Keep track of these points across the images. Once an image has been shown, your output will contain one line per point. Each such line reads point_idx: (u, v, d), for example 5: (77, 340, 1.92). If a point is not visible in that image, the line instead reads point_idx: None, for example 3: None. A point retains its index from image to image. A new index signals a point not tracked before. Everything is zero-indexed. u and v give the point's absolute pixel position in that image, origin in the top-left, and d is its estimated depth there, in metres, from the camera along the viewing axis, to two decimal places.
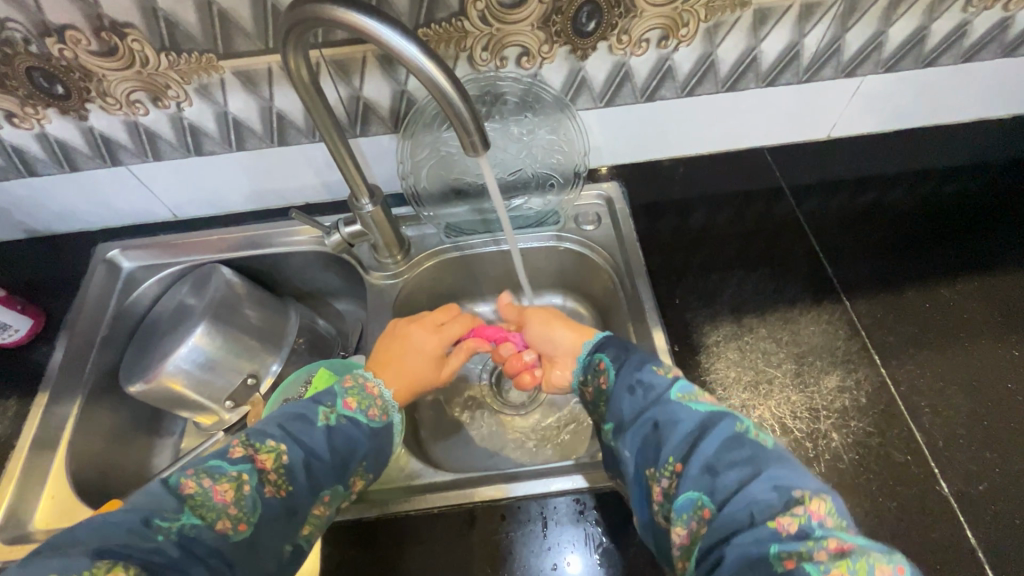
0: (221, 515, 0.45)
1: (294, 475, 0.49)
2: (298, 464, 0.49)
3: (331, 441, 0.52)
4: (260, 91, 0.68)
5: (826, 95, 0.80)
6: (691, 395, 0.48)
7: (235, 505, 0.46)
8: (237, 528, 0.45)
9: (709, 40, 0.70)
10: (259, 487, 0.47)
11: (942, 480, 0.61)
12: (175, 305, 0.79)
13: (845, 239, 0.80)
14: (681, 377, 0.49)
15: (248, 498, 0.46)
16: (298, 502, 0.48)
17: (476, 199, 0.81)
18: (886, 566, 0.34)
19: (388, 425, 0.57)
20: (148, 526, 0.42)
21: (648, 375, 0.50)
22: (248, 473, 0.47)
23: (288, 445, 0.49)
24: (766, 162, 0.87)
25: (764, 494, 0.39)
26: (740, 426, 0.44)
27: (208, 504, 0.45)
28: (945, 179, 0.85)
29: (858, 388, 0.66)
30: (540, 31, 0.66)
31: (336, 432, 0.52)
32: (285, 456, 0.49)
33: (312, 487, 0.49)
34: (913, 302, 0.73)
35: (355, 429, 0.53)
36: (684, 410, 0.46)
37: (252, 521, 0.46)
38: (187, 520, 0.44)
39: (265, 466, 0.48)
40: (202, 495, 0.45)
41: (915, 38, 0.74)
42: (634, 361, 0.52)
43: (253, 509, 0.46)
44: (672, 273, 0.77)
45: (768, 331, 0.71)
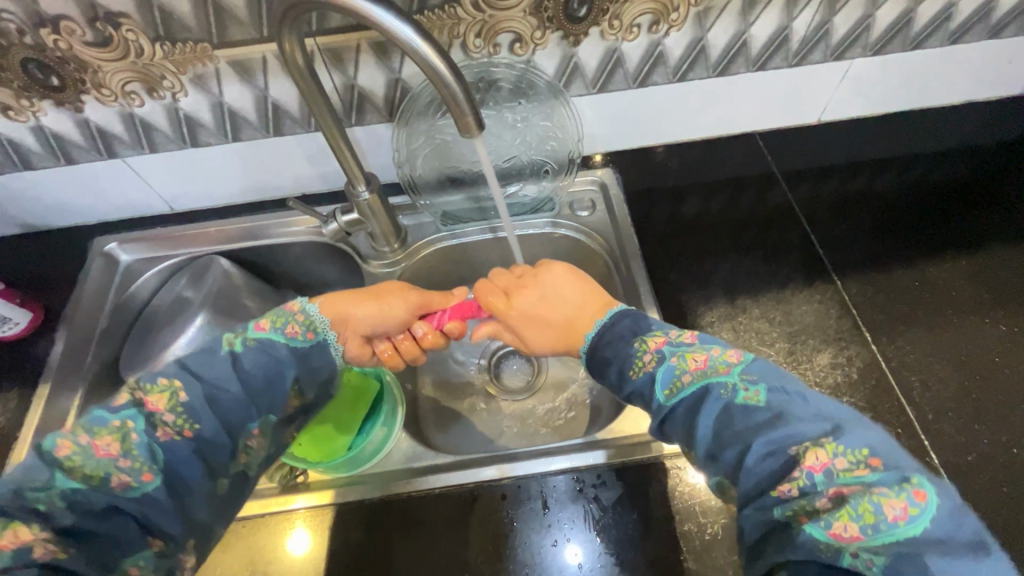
0: (114, 470, 0.42)
1: (194, 411, 0.45)
2: (199, 401, 0.46)
3: (239, 367, 0.48)
4: (255, 80, 0.68)
5: (816, 78, 0.81)
6: (673, 384, 0.46)
7: (125, 456, 0.43)
8: (137, 477, 0.43)
9: (699, 24, 0.71)
10: (150, 431, 0.44)
11: (933, 452, 0.62)
12: (172, 297, 0.81)
13: (837, 223, 0.81)
14: (657, 368, 0.48)
15: (139, 446, 0.43)
16: (209, 437, 0.46)
17: (472, 187, 0.82)
18: (893, 499, 0.35)
19: (315, 344, 0.53)
20: (23, 493, 0.40)
21: (630, 383, 0.49)
22: (133, 420, 0.44)
23: (184, 381, 0.46)
24: (758, 148, 0.89)
25: (764, 465, 0.40)
26: (727, 394, 0.44)
27: (93, 461, 0.42)
28: (933, 161, 0.86)
29: (850, 364, 0.68)
30: (533, 16, 0.67)
31: (240, 362, 0.48)
32: (181, 395, 0.46)
33: (222, 421, 0.46)
34: (903, 280, 0.75)
35: (270, 354, 0.50)
36: (672, 408, 0.46)
37: (157, 469, 0.43)
38: (64, 484, 0.41)
39: (157, 409, 0.45)
40: (82, 452, 0.42)
41: (902, 21, 0.75)
42: (616, 364, 0.51)
43: (151, 456, 0.44)
44: (667, 258, 0.78)
45: (762, 311, 0.72)
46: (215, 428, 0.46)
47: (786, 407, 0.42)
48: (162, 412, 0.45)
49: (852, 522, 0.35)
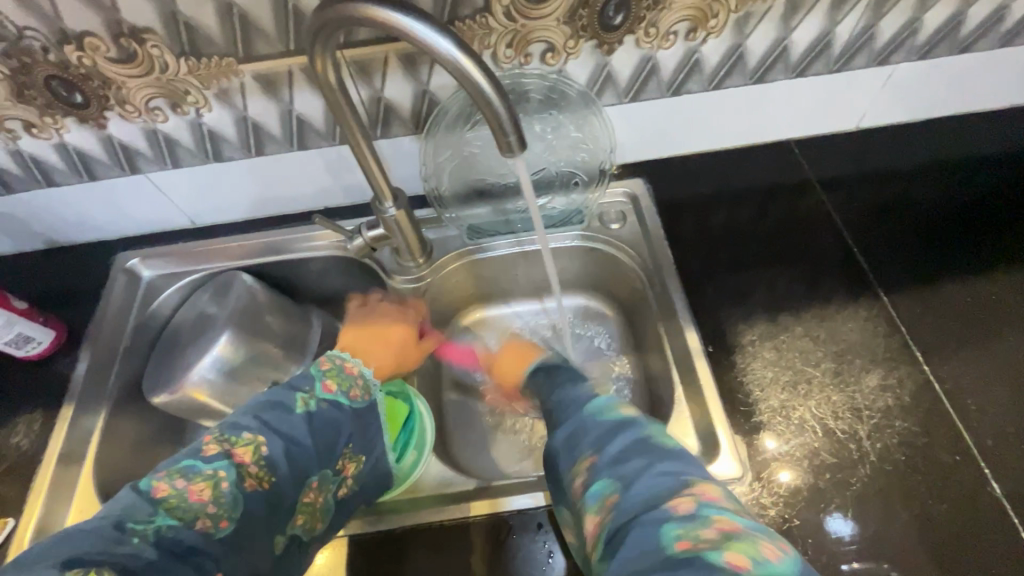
0: (203, 512, 0.44)
1: (275, 465, 0.48)
2: (278, 454, 0.48)
3: (313, 426, 0.52)
4: (281, 95, 0.67)
5: (857, 84, 0.78)
6: (609, 405, 0.50)
7: (213, 503, 0.45)
8: (218, 525, 0.44)
9: (738, 31, 0.68)
10: (238, 482, 0.46)
11: (994, 481, 0.59)
12: (195, 313, 0.79)
13: (879, 234, 0.77)
14: (607, 395, 0.52)
15: (228, 495, 0.45)
16: (280, 492, 0.48)
17: (499, 200, 0.80)
18: (768, 543, 0.35)
19: (371, 406, 0.57)
20: (123, 530, 0.41)
21: (578, 393, 0.53)
22: (225, 469, 0.46)
23: (267, 437, 0.49)
24: (794, 155, 0.85)
25: (662, 478, 0.41)
26: (649, 428, 0.47)
27: (185, 504, 0.44)
28: (982, 168, 0.83)
29: (901, 387, 0.64)
30: (566, 25, 0.64)
31: (315, 421, 0.52)
32: (264, 449, 0.48)
33: (293, 474, 0.49)
34: (955, 296, 0.71)
35: (344, 418, 0.54)
36: (601, 417, 0.48)
37: (235, 518, 0.45)
38: (162, 522, 0.43)
39: (245, 461, 0.47)
40: (178, 494, 0.44)
41: (950, 24, 0.72)
42: (574, 381, 0.57)
43: (234, 505, 0.45)
44: (702, 271, 0.76)
45: (804, 330, 0.69)
46: (288, 486, 0.49)
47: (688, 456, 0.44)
48: (248, 464, 0.47)
49: (720, 537, 0.35)
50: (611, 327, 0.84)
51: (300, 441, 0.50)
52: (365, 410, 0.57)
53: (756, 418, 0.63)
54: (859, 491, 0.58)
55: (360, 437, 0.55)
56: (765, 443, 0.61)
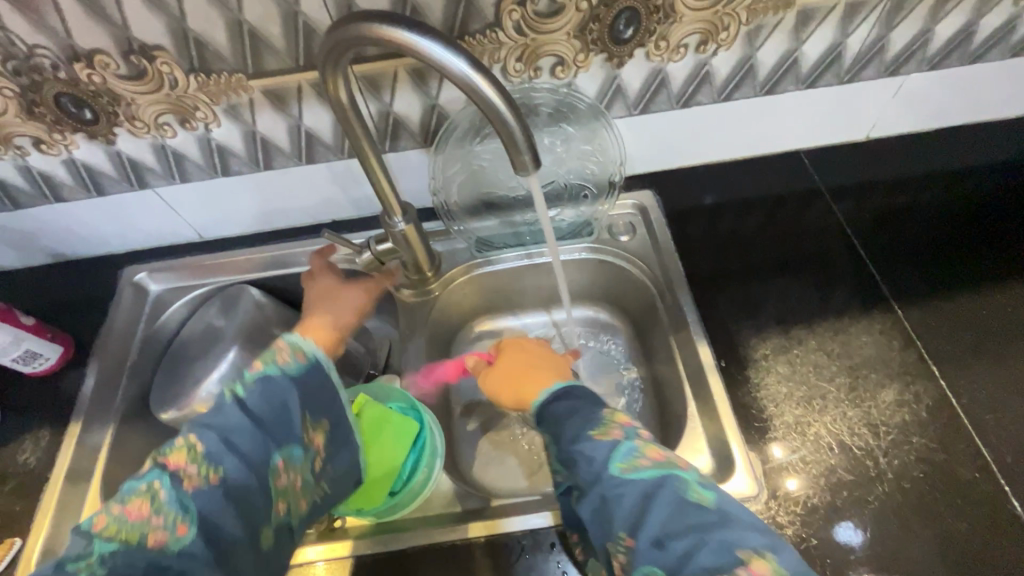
0: (148, 527, 0.41)
1: (217, 457, 0.44)
2: (215, 446, 0.44)
3: (248, 410, 0.46)
4: (289, 109, 0.66)
5: (867, 94, 0.77)
6: (631, 462, 0.45)
7: (157, 514, 0.42)
8: (173, 532, 0.41)
9: (749, 43, 0.67)
10: (178, 486, 0.43)
11: (1015, 499, 0.58)
12: (202, 327, 0.79)
13: (892, 245, 0.77)
14: (622, 440, 0.46)
15: (170, 501, 0.42)
16: (235, 482, 0.44)
17: (507, 212, 0.80)
18: None
19: (310, 368, 0.50)
20: (67, 569, 0.39)
21: (586, 441, 0.47)
22: (159, 479, 0.43)
23: (198, 434, 0.45)
24: (804, 165, 0.84)
25: (709, 559, 0.38)
26: (680, 488, 0.42)
27: (128, 525, 0.41)
28: (994, 178, 0.82)
29: (918, 402, 0.63)
30: (577, 39, 0.63)
31: (250, 401, 0.47)
32: (198, 445, 0.44)
33: (243, 461, 0.45)
34: (969, 308, 0.70)
35: (280, 384, 0.48)
36: (626, 482, 0.44)
37: (190, 520, 0.42)
38: (105, 549, 0.40)
39: (180, 464, 0.44)
40: (117, 519, 0.41)
41: (962, 35, 0.71)
42: (578, 418, 0.49)
43: (183, 507, 0.42)
44: (713, 284, 0.75)
45: (818, 343, 0.68)
46: (243, 474, 0.45)
47: (728, 512, 0.41)
48: (186, 467, 0.44)
49: None
50: (620, 339, 0.83)
51: (240, 428, 0.46)
52: (305, 373, 0.50)
53: (770, 434, 0.62)
54: (876, 509, 0.57)
55: (314, 403, 0.50)
56: (773, 454, 0.61)
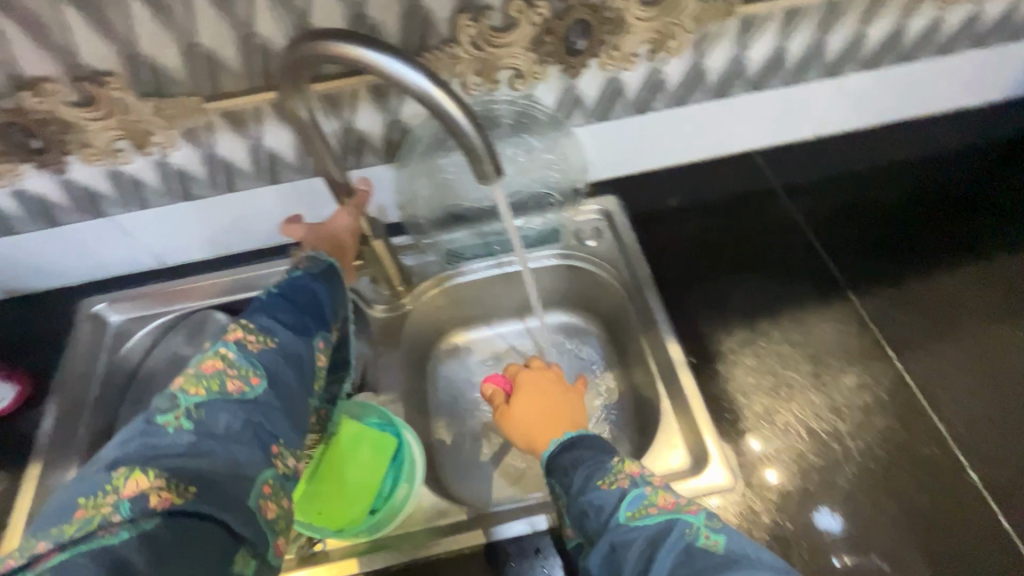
0: (225, 380, 0.43)
1: (270, 328, 0.48)
2: (265, 321, 0.49)
3: (285, 298, 0.52)
4: (249, 130, 0.66)
5: (811, 95, 0.81)
6: (639, 509, 0.45)
7: (230, 367, 0.44)
8: (249, 382, 0.44)
9: (697, 51, 0.70)
10: (244, 348, 0.46)
11: (971, 470, 0.61)
12: (168, 357, 0.76)
13: (845, 237, 0.80)
14: (631, 488, 0.46)
15: (239, 359, 0.45)
16: (292, 348, 0.48)
17: (475, 223, 0.82)
18: None
19: (325, 271, 0.57)
20: (152, 425, 0.40)
21: (596, 493, 0.46)
22: (224, 346, 0.45)
23: (247, 317, 0.49)
24: (758, 165, 0.88)
25: None
26: (689, 534, 0.42)
27: (205, 378, 0.43)
28: (933, 168, 0.87)
29: (877, 385, 0.66)
30: (532, 52, 0.65)
31: (285, 291, 0.53)
32: (250, 322, 0.48)
33: (294, 331, 0.49)
34: (918, 292, 0.74)
35: (309, 279, 0.55)
36: (634, 531, 0.43)
37: (262, 372, 0.45)
38: (187, 402, 0.41)
39: (240, 334, 0.47)
40: (194, 377, 0.43)
41: (892, 37, 0.76)
42: (585, 469, 0.48)
43: (252, 364, 0.45)
44: (679, 283, 0.77)
45: (782, 334, 0.70)
46: (293, 341, 0.49)
47: (741, 557, 0.40)
48: (245, 336, 0.47)
49: None
50: (594, 342, 0.84)
51: (283, 308, 0.51)
52: (327, 271, 0.57)
53: (742, 424, 0.64)
54: (845, 490, 0.60)
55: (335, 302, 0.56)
56: (749, 445, 0.63)
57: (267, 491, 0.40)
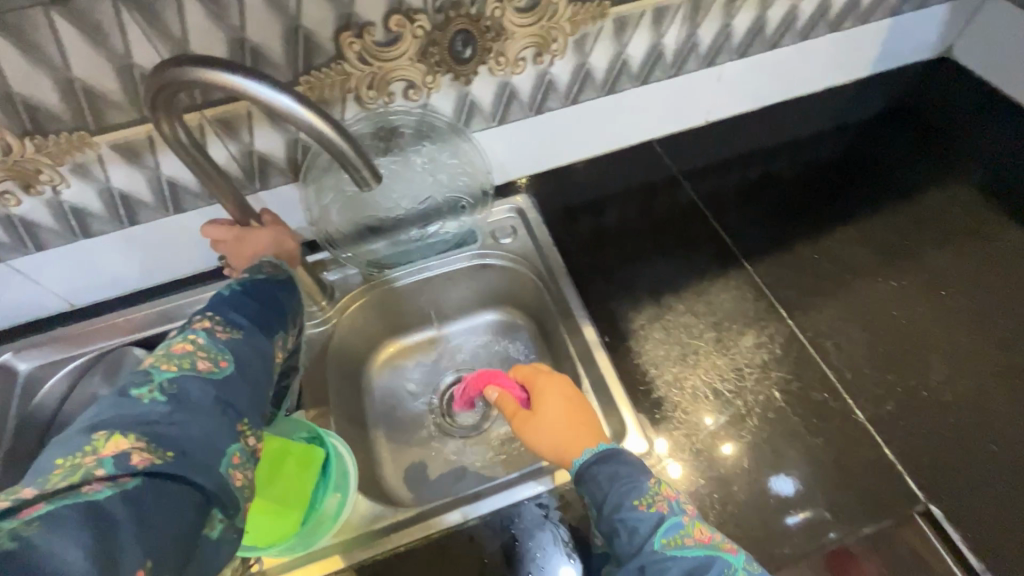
0: (196, 360, 0.45)
1: (236, 321, 0.50)
2: (232, 315, 0.51)
3: (248, 296, 0.54)
4: (144, 160, 0.66)
5: (695, 85, 0.88)
6: (676, 539, 0.48)
7: (201, 350, 0.46)
8: (218, 364, 0.45)
9: (579, 51, 0.75)
10: (212, 335, 0.47)
11: (857, 408, 0.67)
12: (85, 400, 0.74)
13: (739, 212, 0.87)
14: (670, 516, 0.49)
15: (208, 344, 0.46)
16: (256, 340, 0.50)
17: (391, 232, 0.84)
18: None
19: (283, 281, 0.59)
20: (126, 397, 0.41)
21: (633, 515, 0.49)
22: (194, 333, 0.47)
23: (214, 310, 0.51)
24: (657, 153, 0.93)
25: None
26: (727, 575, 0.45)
27: (175, 359, 0.44)
28: (812, 142, 0.95)
29: (772, 342, 0.72)
30: (420, 63, 0.68)
31: (250, 289, 0.55)
32: (217, 315, 0.50)
33: (257, 327, 0.52)
34: (805, 254, 0.81)
35: (270, 283, 0.58)
36: (670, 560, 0.46)
37: (230, 356, 0.47)
38: (161, 377, 0.42)
39: (207, 324, 0.48)
40: (165, 357, 0.44)
41: (756, 26, 0.83)
42: (622, 486, 0.51)
43: (221, 350, 0.47)
44: (592, 270, 0.81)
45: (686, 307, 0.76)
46: (258, 336, 0.51)
47: None
48: (213, 325, 0.49)
49: None
50: (521, 335, 0.87)
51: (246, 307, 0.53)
52: (286, 281, 0.60)
53: (654, 394, 0.68)
54: (750, 442, 0.64)
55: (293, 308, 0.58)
56: (705, 421, 0.66)
57: (236, 461, 0.41)
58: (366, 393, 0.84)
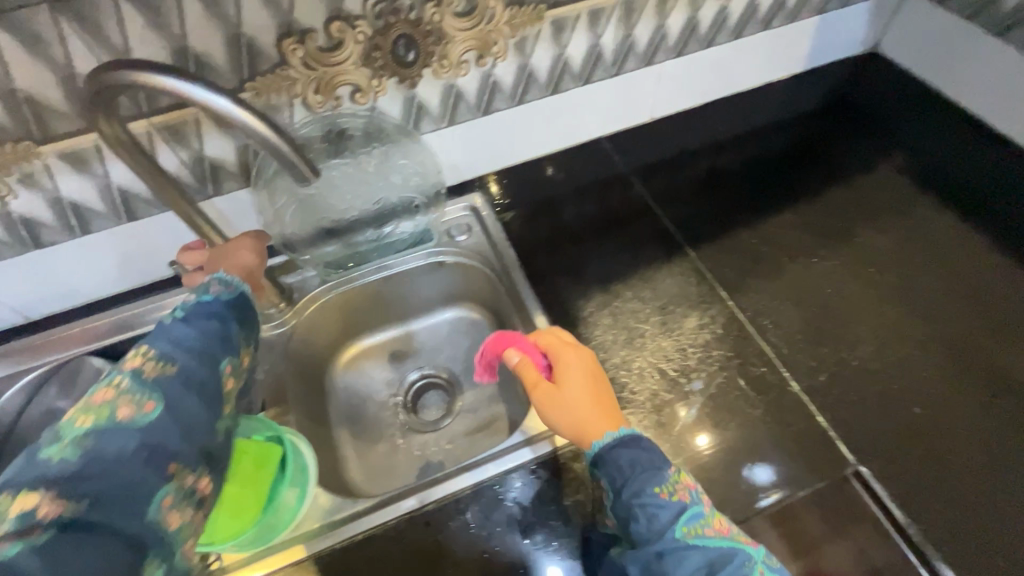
0: (117, 406, 0.42)
1: (170, 354, 0.46)
2: (167, 347, 0.47)
3: (189, 325, 0.50)
4: (93, 169, 0.67)
5: (637, 83, 0.92)
6: (696, 528, 0.50)
7: (123, 393, 0.42)
8: (143, 407, 0.42)
9: (520, 52, 0.78)
10: (137, 374, 0.44)
11: (793, 380, 0.70)
12: (41, 413, 0.73)
13: (683, 202, 0.91)
14: (691, 505, 0.51)
15: (131, 385, 0.43)
16: (193, 374, 0.46)
17: (348, 234, 0.86)
18: None
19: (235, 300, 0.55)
20: (36, 456, 0.38)
21: (655, 502, 0.51)
22: (118, 374, 0.44)
23: (149, 343, 0.47)
24: (605, 149, 0.97)
25: None
26: (746, 566, 0.48)
27: (94, 408, 0.41)
28: (751, 135, 1.00)
29: (714, 322, 0.75)
30: (365, 67, 0.70)
31: (191, 317, 0.51)
32: (150, 349, 0.46)
33: (195, 359, 0.48)
34: (744, 240, 0.85)
35: (216, 306, 0.53)
36: (691, 550, 0.49)
37: (157, 397, 0.43)
38: (74, 432, 0.40)
39: (135, 362, 0.45)
40: (83, 407, 0.41)
41: (690, 26, 0.87)
42: (645, 474, 0.52)
43: (147, 390, 0.43)
44: (544, 262, 0.84)
45: (633, 293, 0.79)
46: (197, 369, 0.47)
47: None
48: (141, 363, 0.45)
49: None
50: (480, 329, 0.90)
51: (186, 336, 0.49)
52: (235, 301, 0.55)
53: None
54: (694, 417, 0.67)
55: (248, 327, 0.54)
56: (681, 413, 0.68)
57: (168, 504, 0.41)
58: (329, 393, 0.86)
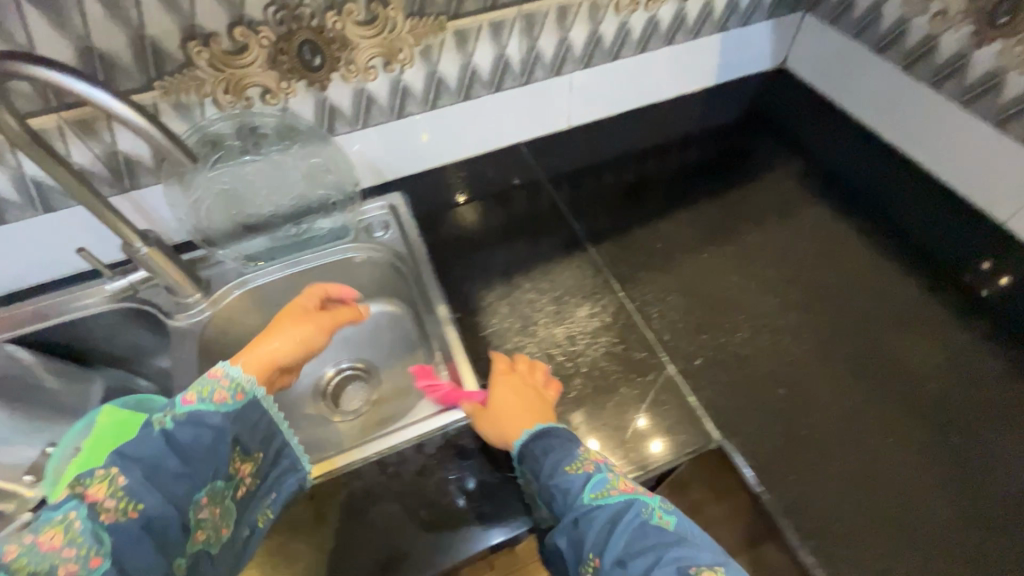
0: (60, 563, 0.39)
1: (141, 491, 0.43)
2: (141, 478, 0.44)
3: (175, 443, 0.47)
4: (5, 160, 0.70)
5: (549, 92, 0.98)
6: (603, 491, 0.53)
7: (70, 545, 0.39)
8: (87, 565, 0.39)
9: (426, 60, 0.84)
10: (94, 517, 0.41)
11: (671, 363, 0.75)
12: None
13: (591, 203, 0.97)
14: (595, 473, 0.55)
15: (85, 533, 0.40)
16: (156, 517, 0.44)
17: (269, 229, 0.89)
18: None
19: (245, 409, 0.52)
20: None
21: (564, 479, 0.55)
22: (76, 509, 0.41)
23: (123, 466, 0.44)
24: (522, 154, 1.03)
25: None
26: (645, 513, 0.50)
27: (40, 558, 0.38)
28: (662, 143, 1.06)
29: (604, 311, 0.80)
30: (272, 70, 0.75)
31: (185, 429, 0.47)
32: (121, 479, 0.43)
33: (166, 495, 0.45)
34: (643, 238, 0.91)
35: (216, 418, 0.49)
36: (596, 510, 0.52)
37: (106, 551, 0.40)
38: None
39: (97, 495, 0.42)
40: (25, 552, 0.38)
41: (593, 40, 0.94)
42: (555, 457, 0.57)
43: (98, 541, 0.40)
44: (453, 257, 0.89)
45: (532, 285, 0.84)
46: (168, 508, 0.44)
47: (688, 535, 0.49)
48: (103, 499, 0.42)
49: None
50: (398, 321, 0.94)
51: (165, 457, 0.46)
52: (243, 410, 0.52)
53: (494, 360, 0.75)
54: (576, 397, 0.71)
55: (246, 435, 0.53)
56: (570, 395, 0.72)
57: None
58: None
